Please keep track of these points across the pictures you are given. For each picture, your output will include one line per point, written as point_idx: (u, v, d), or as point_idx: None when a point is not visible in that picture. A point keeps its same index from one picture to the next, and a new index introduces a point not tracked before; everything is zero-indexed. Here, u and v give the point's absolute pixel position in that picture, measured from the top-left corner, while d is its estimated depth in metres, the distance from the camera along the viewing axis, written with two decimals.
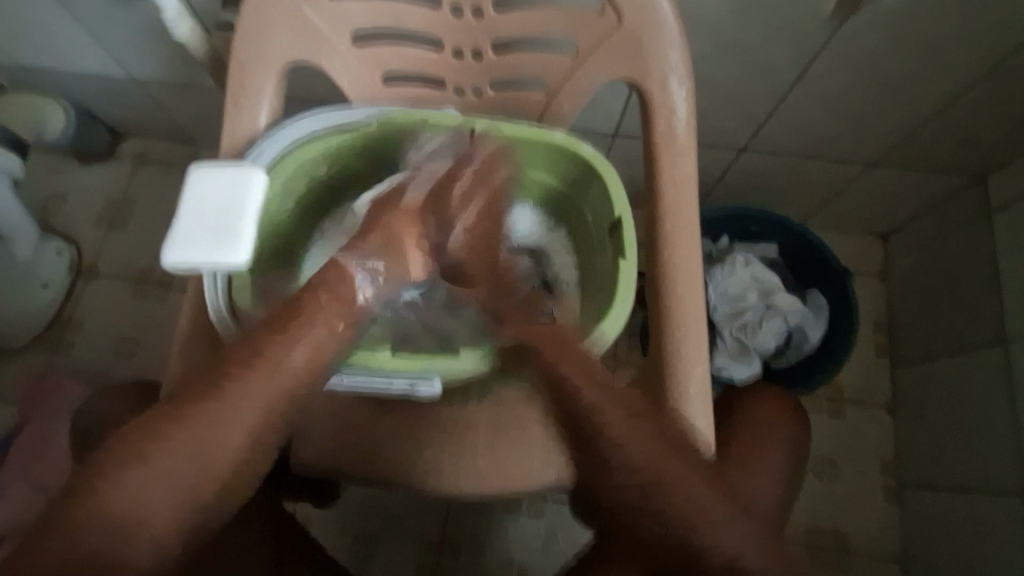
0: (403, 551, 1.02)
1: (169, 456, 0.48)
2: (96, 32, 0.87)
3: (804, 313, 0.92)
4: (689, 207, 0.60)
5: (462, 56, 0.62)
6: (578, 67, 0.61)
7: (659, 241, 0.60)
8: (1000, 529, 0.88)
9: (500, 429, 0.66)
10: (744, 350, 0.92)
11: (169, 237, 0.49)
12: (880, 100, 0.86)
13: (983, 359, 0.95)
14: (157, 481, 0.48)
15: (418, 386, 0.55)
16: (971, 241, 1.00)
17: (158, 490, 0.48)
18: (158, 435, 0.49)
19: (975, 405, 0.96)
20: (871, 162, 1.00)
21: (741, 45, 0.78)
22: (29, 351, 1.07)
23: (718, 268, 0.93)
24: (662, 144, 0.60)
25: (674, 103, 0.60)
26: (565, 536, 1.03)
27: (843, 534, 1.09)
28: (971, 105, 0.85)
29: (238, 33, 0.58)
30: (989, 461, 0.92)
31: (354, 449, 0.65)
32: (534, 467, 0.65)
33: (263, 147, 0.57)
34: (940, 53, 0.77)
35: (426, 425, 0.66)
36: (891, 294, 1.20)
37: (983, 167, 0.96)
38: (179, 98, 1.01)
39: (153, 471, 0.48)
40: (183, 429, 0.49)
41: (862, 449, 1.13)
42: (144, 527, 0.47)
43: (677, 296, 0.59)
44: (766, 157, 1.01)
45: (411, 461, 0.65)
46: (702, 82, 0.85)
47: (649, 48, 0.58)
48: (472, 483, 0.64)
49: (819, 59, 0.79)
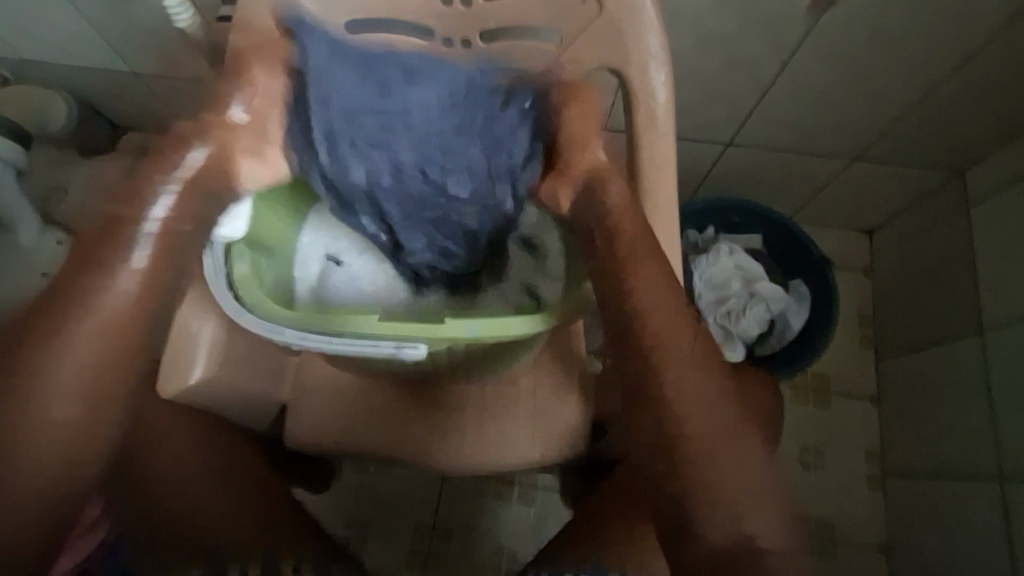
0: (397, 538, 1.04)
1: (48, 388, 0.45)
2: (100, 25, 0.90)
3: (787, 301, 0.95)
4: (668, 190, 0.63)
5: (451, 46, 0.62)
6: (563, 55, 0.64)
7: (640, 221, 0.63)
8: (984, 514, 0.90)
9: (487, 406, 0.69)
10: (729, 336, 0.93)
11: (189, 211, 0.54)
12: (859, 95, 0.90)
13: (965, 346, 0.97)
14: (43, 416, 0.45)
15: (404, 350, 0.53)
16: (952, 233, 1.03)
17: (43, 423, 0.45)
18: (36, 353, 0.45)
19: (954, 393, 0.98)
20: (853, 156, 1.03)
21: (722, 41, 0.81)
22: None
23: (703, 257, 0.96)
24: (644, 130, 0.63)
25: (655, 88, 0.62)
26: (556, 522, 1.05)
27: (829, 521, 1.11)
28: (944, 101, 0.88)
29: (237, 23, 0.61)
30: (969, 445, 0.94)
31: (346, 423, 0.67)
32: (522, 442, 0.67)
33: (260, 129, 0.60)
34: (915, 48, 0.80)
35: (417, 400, 0.69)
36: (876, 287, 1.23)
37: (963, 162, 1.00)
38: (180, 91, 1.03)
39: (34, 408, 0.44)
40: (54, 344, 0.45)
41: (847, 439, 1.15)
42: (40, 461, 0.44)
43: (656, 272, 0.62)
44: (752, 151, 1.04)
45: (399, 437, 0.67)
46: (688, 75, 0.88)
47: (631, 37, 0.61)
48: (461, 456, 0.67)
49: (798, 55, 0.82)
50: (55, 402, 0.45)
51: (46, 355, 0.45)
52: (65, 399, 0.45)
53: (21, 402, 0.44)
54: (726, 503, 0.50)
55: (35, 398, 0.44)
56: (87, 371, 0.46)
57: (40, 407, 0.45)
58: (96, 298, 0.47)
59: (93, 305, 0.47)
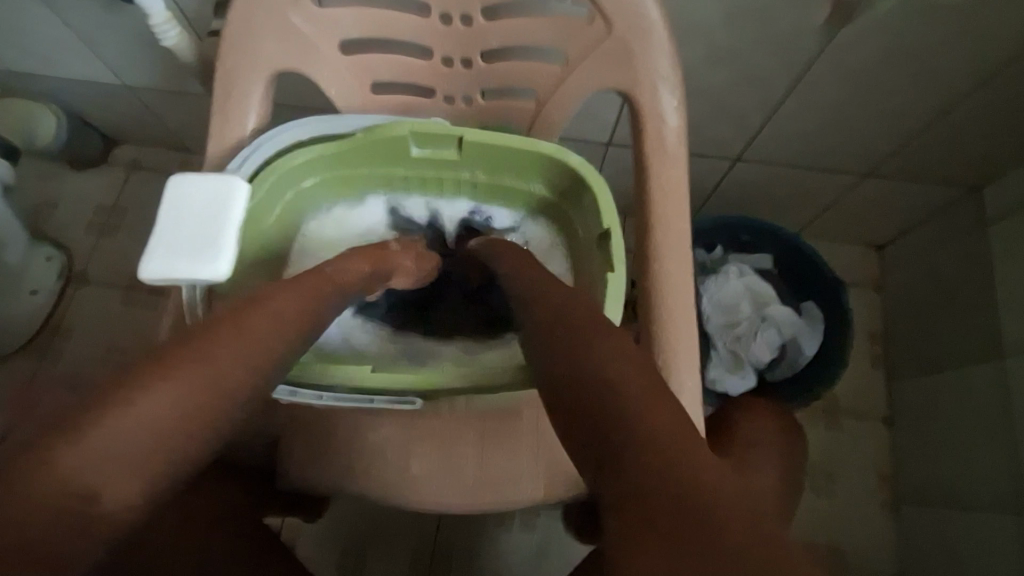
0: (394, 566, 1.00)
1: (164, 398, 0.36)
2: (87, 38, 0.87)
3: (799, 325, 0.91)
4: (680, 219, 0.59)
5: (451, 65, 0.62)
6: (568, 77, 0.61)
7: (649, 252, 0.59)
8: (1002, 546, 0.87)
9: (489, 441, 0.65)
10: (738, 361, 0.90)
11: (144, 247, 0.48)
12: (873, 112, 0.86)
13: (983, 370, 0.94)
14: (152, 429, 0.34)
15: (402, 406, 0.54)
16: (967, 251, 0.99)
17: (152, 436, 0.34)
18: (156, 367, 0.37)
19: (971, 418, 0.95)
20: (865, 172, 1.00)
21: (732, 56, 0.78)
22: (16, 359, 1.06)
23: (712, 279, 0.93)
24: (653, 156, 0.60)
25: (665, 113, 0.59)
26: (559, 549, 1.01)
27: (841, 547, 1.07)
28: (962, 117, 0.85)
29: (224, 43, 0.58)
30: (988, 473, 0.91)
31: (339, 460, 0.64)
32: (525, 481, 0.64)
33: (248, 156, 0.56)
34: (934, 65, 0.77)
35: (415, 435, 0.65)
36: (887, 304, 1.19)
37: (980, 179, 0.97)
38: (171, 103, 1.00)
39: (142, 418, 0.34)
40: (190, 358, 0.38)
41: (859, 462, 1.12)
42: (143, 480, 0.33)
43: (667, 305, 0.58)
44: (761, 167, 1.01)
45: (396, 474, 0.64)
46: (697, 91, 0.85)
47: (639, 58, 0.58)
48: (463, 496, 0.63)
49: (811, 71, 0.79)
50: (160, 420, 0.35)
51: (177, 364, 0.37)
52: (186, 405, 0.36)
53: (135, 411, 0.34)
54: (648, 444, 0.36)
55: (154, 407, 0.35)
56: (210, 400, 0.38)
57: (150, 417, 0.34)
58: (246, 316, 0.43)
59: (235, 335, 0.41)
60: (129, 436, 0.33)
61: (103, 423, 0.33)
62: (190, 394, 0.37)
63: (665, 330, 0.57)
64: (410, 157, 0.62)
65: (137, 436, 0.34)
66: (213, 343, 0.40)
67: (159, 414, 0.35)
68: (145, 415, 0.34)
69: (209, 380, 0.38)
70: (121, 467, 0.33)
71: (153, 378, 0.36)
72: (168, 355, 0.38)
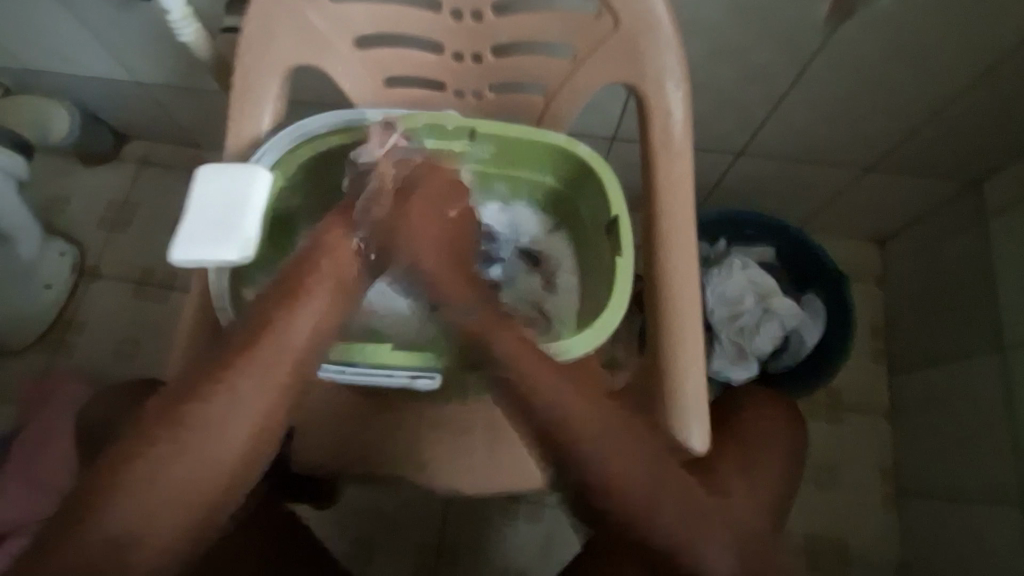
0: (401, 558, 1.02)
1: (169, 471, 0.46)
2: (101, 34, 0.89)
3: (801, 316, 0.93)
4: (685, 209, 0.61)
5: (462, 60, 0.63)
6: (576, 71, 0.62)
7: (656, 241, 0.61)
8: (1006, 534, 0.88)
9: (498, 428, 0.66)
10: (742, 354, 0.92)
11: (172, 232, 0.50)
12: (875, 107, 0.88)
13: (985, 362, 0.95)
14: (161, 497, 0.45)
15: (419, 380, 0.55)
16: (967, 245, 1.01)
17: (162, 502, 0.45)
18: (156, 441, 0.46)
19: (972, 409, 0.96)
20: (867, 167, 1.01)
21: (736, 52, 0.79)
22: (30, 352, 1.08)
23: (715, 271, 0.94)
24: (660, 147, 0.61)
25: (671, 106, 0.61)
26: (564, 541, 1.03)
27: (843, 539, 1.09)
28: (963, 112, 0.86)
29: (242, 38, 0.59)
30: (989, 465, 0.92)
31: (352, 446, 0.66)
32: (533, 467, 0.65)
33: (267, 148, 0.58)
34: (935, 60, 0.78)
35: (425, 422, 0.67)
36: (888, 298, 1.21)
37: (980, 173, 0.98)
38: (182, 100, 1.02)
39: (151, 490, 0.45)
40: (178, 435, 0.46)
41: (861, 455, 1.13)
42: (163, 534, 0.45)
43: (673, 293, 0.59)
44: (764, 162, 1.02)
45: (408, 461, 0.65)
46: (702, 86, 0.87)
47: (646, 52, 0.60)
48: (472, 482, 0.64)
49: (814, 66, 0.81)
50: (165, 492, 0.45)
51: (185, 436, 0.46)
52: (194, 474, 0.46)
53: (148, 482, 0.45)
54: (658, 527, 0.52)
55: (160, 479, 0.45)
56: (205, 470, 0.47)
57: (165, 488, 0.45)
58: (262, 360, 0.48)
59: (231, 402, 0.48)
60: (137, 505, 0.44)
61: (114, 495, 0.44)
62: (198, 463, 0.46)
63: (671, 317, 0.59)
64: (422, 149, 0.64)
65: (158, 503, 0.45)
66: (225, 405, 0.47)
67: (172, 484, 0.45)
68: (159, 482, 0.45)
69: (207, 448, 0.47)
70: (141, 529, 0.44)
71: (156, 454, 0.46)
72: (174, 428, 0.47)
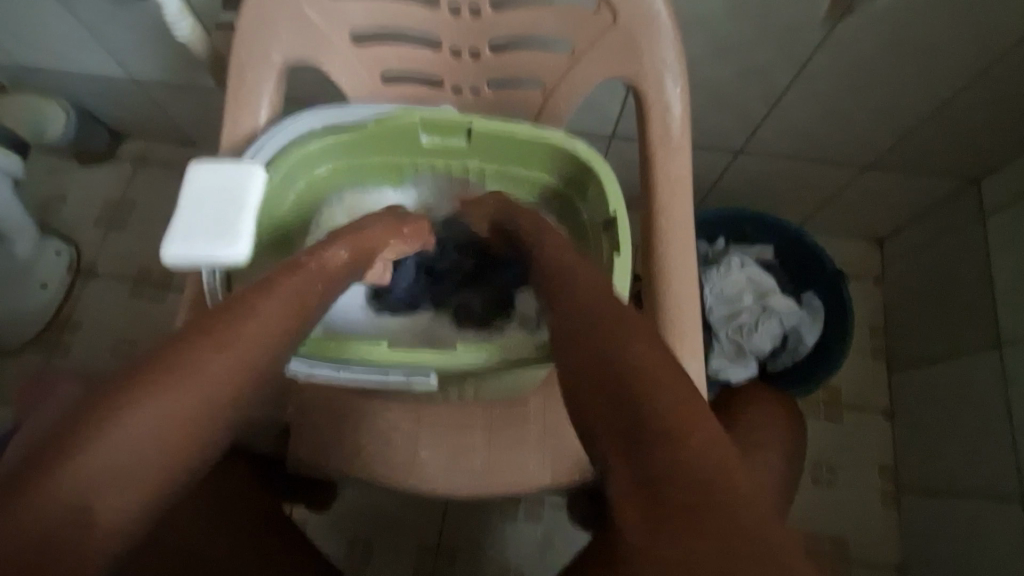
0: (400, 556, 1.01)
1: (155, 409, 0.38)
2: (96, 31, 0.88)
3: (801, 315, 0.92)
4: (684, 206, 0.61)
5: (460, 56, 0.63)
6: (574, 67, 0.62)
7: (654, 239, 0.60)
8: (1006, 531, 0.87)
9: (495, 425, 0.66)
10: (741, 353, 0.91)
11: (164, 230, 0.50)
12: (874, 104, 0.87)
13: (984, 359, 0.95)
14: (139, 438, 0.37)
15: (415, 380, 0.54)
16: (966, 243, 1.01)
17: (140, 441, 0.37)
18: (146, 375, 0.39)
19: (971, 407, 0.96)
20: (868, 165, 1.01)
21: (736, 49, 0.79)
22: (27, 351, 1.07)
23: (714, 270, 0.93)
24: (658, 143, 0.61)
25: (669, 102, 0.60)
26: (564, 539, 1.02)
27: (842, 538, 1.08)
28: (963, 109, 0.86)
29: (239, 32, 0.59)
30: (988, 463, 0.92)
31: (349, 444, 0.65)
32: (532, 464, 0.64)
33: (262, 143, 0.58)
34: (935, 56, 0.78)
35: (422, 420, 0.66)
36: (887, 297, 1.20)
37: (980, 171, 0.97)
38: (178, 97, 1.01)
39: (130, 429, 0.37)
40: (170, 372, 0.40)
41: (861, 453, 1.13)
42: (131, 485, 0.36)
43: (672, 290, 0.59)
44: (763, 160, 1.02)
45: (405, 459, 0.65)
46: (701, 84, 0.86)
47: (644, 48, 0.59)
48: (468, 480, 0.64)
49: (814, 63, 0.80)
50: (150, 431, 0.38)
51: (180, 364, 0.41)
52: (179, 410, 0.39)
53: (125, 422, 0.37)
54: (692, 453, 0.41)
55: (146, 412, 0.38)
56: (201, 406, 0.40)
57: (145, 425, 0.37)
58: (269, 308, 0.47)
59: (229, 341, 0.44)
60: (118, 452, 0.36)
61: (100, 435, 0.36)
62: (191, 397, 0.40)
63: (669, 316, 0.58)
64: (419, 146, 0.63)
65: (146, 441, 0.37)
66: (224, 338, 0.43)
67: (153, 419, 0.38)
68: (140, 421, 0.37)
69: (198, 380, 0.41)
70: (114, 473, 0.36)
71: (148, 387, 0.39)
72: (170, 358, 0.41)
